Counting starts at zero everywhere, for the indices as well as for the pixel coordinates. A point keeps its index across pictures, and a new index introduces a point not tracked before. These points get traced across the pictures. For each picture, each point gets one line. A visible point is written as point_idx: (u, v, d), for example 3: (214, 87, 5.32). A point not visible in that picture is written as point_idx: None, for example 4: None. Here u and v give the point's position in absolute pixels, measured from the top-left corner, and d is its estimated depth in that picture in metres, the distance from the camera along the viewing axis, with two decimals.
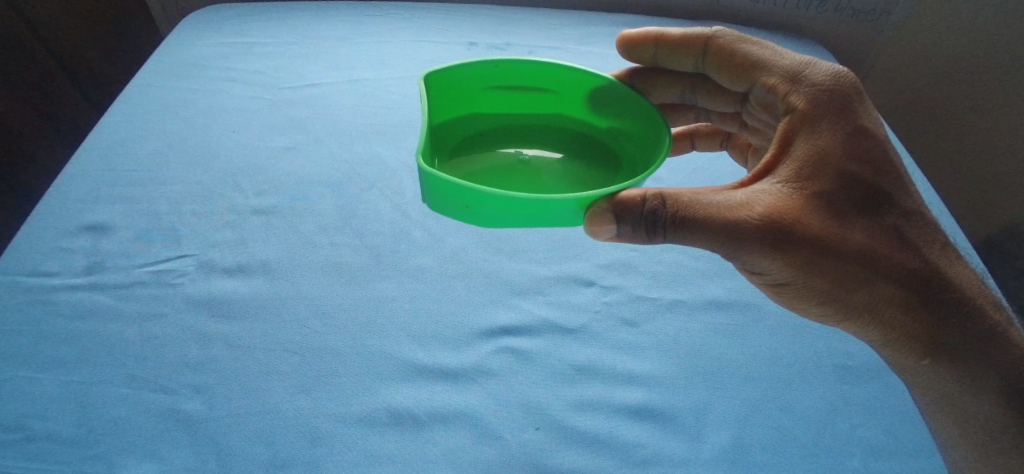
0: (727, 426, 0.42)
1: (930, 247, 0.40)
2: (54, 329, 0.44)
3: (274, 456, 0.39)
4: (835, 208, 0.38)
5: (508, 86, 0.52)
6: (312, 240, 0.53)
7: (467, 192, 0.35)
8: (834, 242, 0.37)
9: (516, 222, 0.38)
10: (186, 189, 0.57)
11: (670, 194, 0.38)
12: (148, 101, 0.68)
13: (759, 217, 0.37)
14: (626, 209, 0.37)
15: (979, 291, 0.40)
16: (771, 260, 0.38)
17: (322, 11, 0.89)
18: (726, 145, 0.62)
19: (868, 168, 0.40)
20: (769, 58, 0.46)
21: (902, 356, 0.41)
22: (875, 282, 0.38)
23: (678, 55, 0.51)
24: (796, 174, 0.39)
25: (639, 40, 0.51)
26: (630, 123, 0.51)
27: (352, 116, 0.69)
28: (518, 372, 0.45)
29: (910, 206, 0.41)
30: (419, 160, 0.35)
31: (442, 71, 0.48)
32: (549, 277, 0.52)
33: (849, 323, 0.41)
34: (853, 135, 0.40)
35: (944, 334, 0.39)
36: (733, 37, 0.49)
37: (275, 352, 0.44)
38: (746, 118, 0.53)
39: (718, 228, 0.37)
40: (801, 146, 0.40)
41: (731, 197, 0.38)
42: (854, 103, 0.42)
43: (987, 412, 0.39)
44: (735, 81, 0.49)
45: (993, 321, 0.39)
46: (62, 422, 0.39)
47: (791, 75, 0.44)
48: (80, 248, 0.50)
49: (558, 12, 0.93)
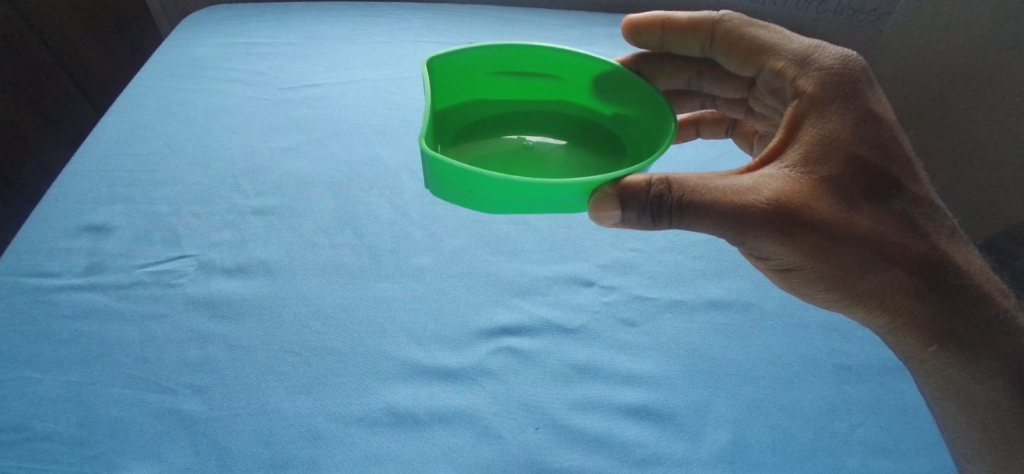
0: (728, 427, 0.42)
1: (939, 234, 0.40)
2: (55, 330, 0.45)
3: (273, 456, 0.39)
4: (844, 193, 0.37)
5: (512, 72, 0.52)
6: (311, 241, 0.53)
7: (468, 175, 0.34)
8: (842, 227, 0.37)
9: (519, 208, 0.37)
10: (186, 190, 0.57)
11: (675, 179, 0.37)
12: (150, 103, 0.68)
13: (766, 201, 0.36)
14: (630, 194, 0.36)
15: (986, 277, 0.40)
16: (778, 245, 0.37)
17: (323, 12, 0.89)
18: (731, 132, 0.62)
19: (877, 152, 0.39)
20: (777, 41, 0.46)
21: (910, 343, 0.40)
22: (884, 268, 0.38)
23: (686, 39, 0.50)
24: (804, 159, 0.38)
25: (643, 24, 0.50)
26: (633, 109, 0.50)
27: (353, 116, 0.69)
28: (517, 372, 0.44)
29: (919, 192, 0.40)
30: (421, 142, 0.35)
31: (445, 56, 0.47)
32: (548, 277, 0.51)
33: (855, 309, 0.40)
34: (863, 119, 0.40)
35: (952, 321, 0.38)
36: (740, 21, 0.48)
37: (275, 352, 0.44)
38: (753, 104, 0.53)
39: (724, 212, 0.36)
40: (809, 130, 0.40)
41: (738, 182, 0.37)
42: (863, 86, 0.41)
43: (995, 400, 0.39)
44: (742, 65, 0.48)
45: (1000, 308, 0.39)
46: (63, 422, 0.40)
47: (800, 59, 0.44)
48: (81, 249, 0.50)
49: (558, 12, 0.93)
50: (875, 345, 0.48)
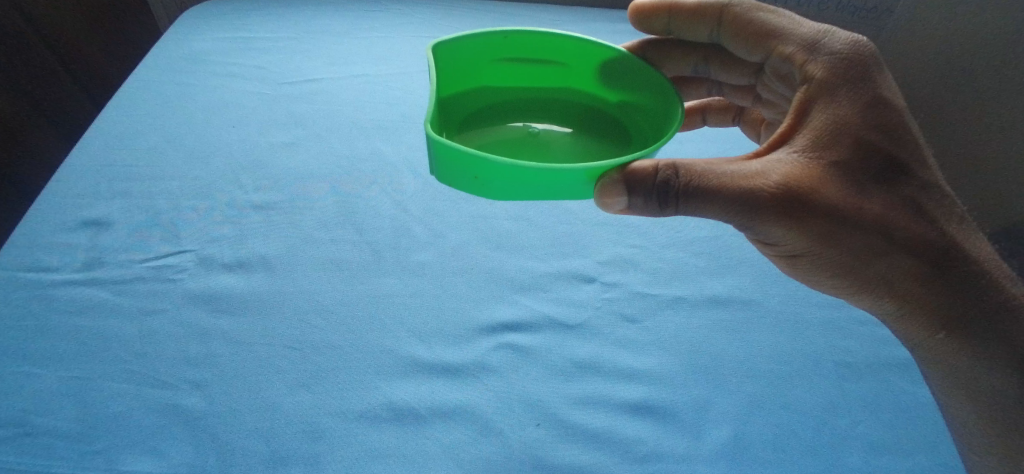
0: (728, 422, 0.42)
1: (948, 220, 0.40)
2: (54, 325, 0.44)
3: (274, 452, 0.39)
4: (853, 179, 0.37)
5: (516, 59, 0.51)
6: (312, 237, 0.53)
7: (472, 160, 0.34)
8: (851, 213, 0.36)
9: (526, 195, 0.37)
10: (186, 185, 0.57)
11: (682, 164, 0.37)
12: (148, 97, 0.67)
13: (773, 186, 0.36)
14: (638, 180, 0.35)
15: (994, 263, 0.40)
16: (786, 230, 0.37)
17: (322, 6, 0.89)
18: (738, 120, 0.62)
19: (887, 138, 0.39)
20: (787, 25, 0.46)
21: (916, 330, 0.40)
22: (891, 254, 0.37)
23: (693, 25, 0.49)
24: (814, 144, 0.38)
25: (650, 9, 0.50)
26: (637, 95, 0.50)
27: (354, 111, 0.69)
28: (517, 368, 0.44)
29: (928, 179, 0.40)
30: (426, 128, 0.34)
31: (450, 41, 0.47)
32: (549, 273, 0.51)
33: (863, 295, 0.40)
34: (873, 104, 0.39)
35: (959, 307, 0.38)
36: (750, 5, 0.47)
37: (275, 348, 0.44)
38: (760, 91, 0.53)
39: (733, 198, 0.36)
40: (819, 116, 0.39)
41: (746, 167, 0.37)
42: (874, 71, 0.41)
43: (1001, 387, 0.39)
44: (751, 50, 0.48)
45: (1009, 294, 0.39)
46: (62, 418, 0.39)
47: (809, 44, 0.43)
48: (79, 244, 0.50)
49: (559, 9, 0.93)
50: (875, 341, 0.48)
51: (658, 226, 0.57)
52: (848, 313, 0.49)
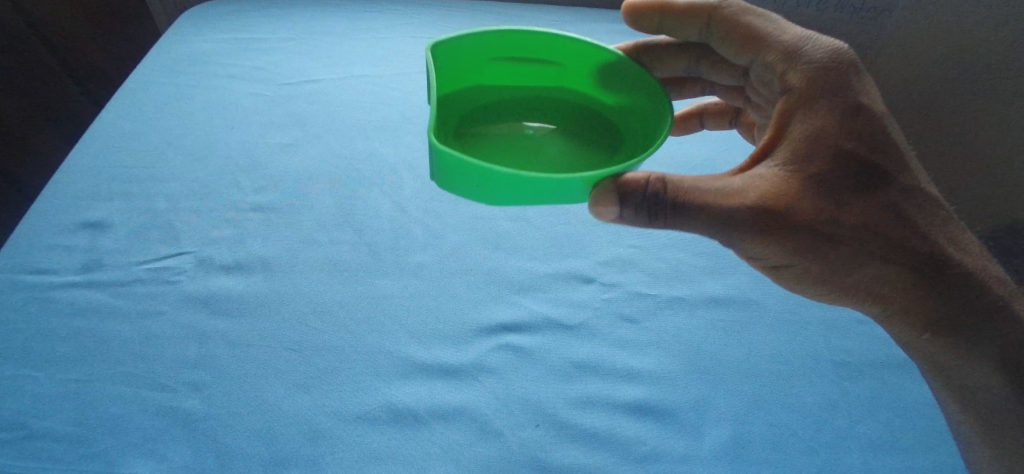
0: (727, 422, 0.42)
1: (932, 224, 0.39)
2: (53, 327, 0.44)
3: (274, 454, 0.39)
4: (834, 190, 0.37)
5: (512, 57, 0.51)
6: (311, 238, 0.53)
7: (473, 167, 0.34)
8: (831, 227, 0.37)
9: (525, 200, 0.36)
10: (185, 187, 0.57)
11: (670, 180, 0.37)
12: (147, 98, 0.67)
13: (755, 202, 0.36)
14: (629, 196, 0.35)
15: (981, 264, 0.40)
16: (770, 246, 0.37)
17: (321, 7, 0.89)
18: (735, 122, 0.62)
19: (867, 147, 0.39)
20: (772, 32, 0.46)
21: (902, 333, 0.41)
22: (873, 265, 0.38)
23: (683, 26, 0.49)
24: (794, 156, 0.38)
25: (642, 8, 0.49)
26: (631, 97, 0.49)
27: (353, 112, 0.69)
28: (517, 369, 0.44)
29: (910, 184, 0.40)
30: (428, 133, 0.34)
31: (447, 41, 0.46)
32: (548, 274, 0.51)
33: (849, 301, 0.41)
34: (852, 112, 0.39)
35: (943, 313, 0.38)
36: (739, 9, 0.47)
37: (274, 350, 0.44)
38: (748, 94, 0.53)
39: (716, 214, 0.36)
40: (799, 126, 0.39)
41: (729, 182, 0.37)
42: (853, 78, 0.41)
43: (992, 388, 0.39)
44: (739, 53, 0.48)
45: (994, 295, 0.39)
46: (62, 421, 0.39)
47: (790, 52, 0.43)
48: (78, 246, 0.50)
49: (557, 9, 0.93)
50: (874, 340, 0.48)
51: (657, 227, 0.57)
52: (847, 312, 0.49)
